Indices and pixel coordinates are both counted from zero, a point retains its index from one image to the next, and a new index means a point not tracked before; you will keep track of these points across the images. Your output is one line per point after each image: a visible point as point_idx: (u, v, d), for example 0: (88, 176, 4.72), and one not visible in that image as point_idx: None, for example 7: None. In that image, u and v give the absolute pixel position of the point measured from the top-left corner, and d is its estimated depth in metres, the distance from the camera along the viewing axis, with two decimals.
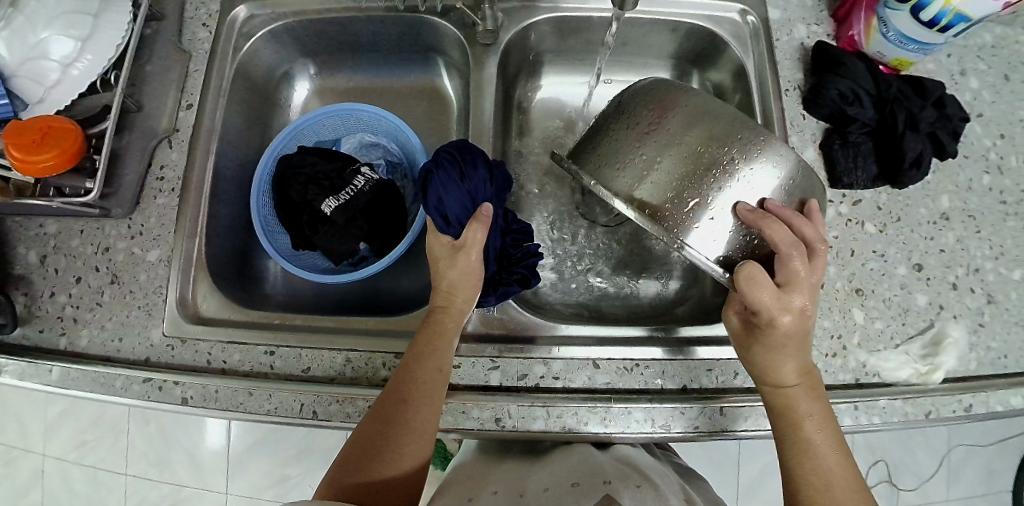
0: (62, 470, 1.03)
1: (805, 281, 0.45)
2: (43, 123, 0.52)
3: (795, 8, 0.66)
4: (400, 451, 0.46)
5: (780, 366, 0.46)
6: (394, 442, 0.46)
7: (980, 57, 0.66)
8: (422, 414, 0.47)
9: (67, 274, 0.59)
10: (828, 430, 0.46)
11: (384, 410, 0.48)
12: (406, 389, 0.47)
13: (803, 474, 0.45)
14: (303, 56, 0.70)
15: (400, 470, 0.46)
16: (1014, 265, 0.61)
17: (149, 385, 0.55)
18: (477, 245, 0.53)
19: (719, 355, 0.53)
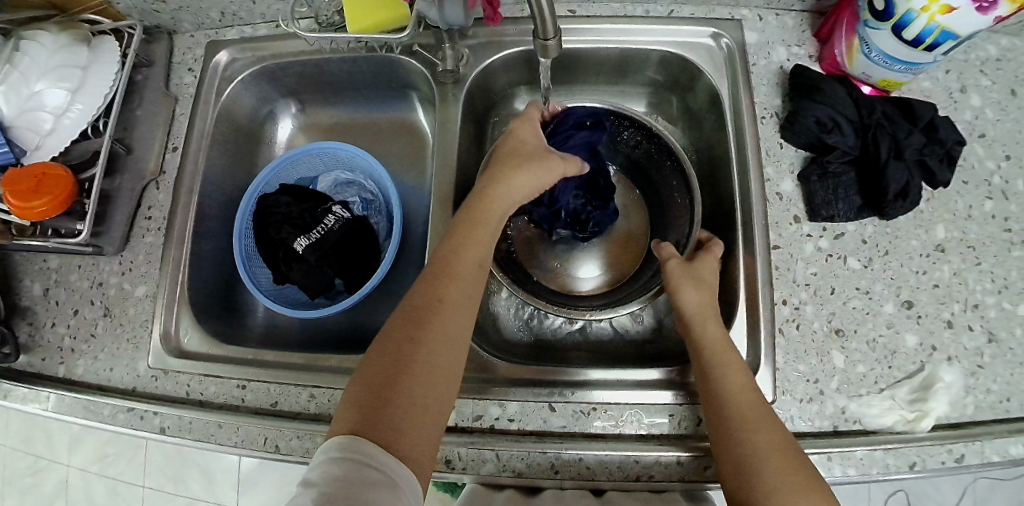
0: (86, 479, 1.11)
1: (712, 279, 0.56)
2: (38, 170, 0.56)
3: (773, 30, 0.63)
4: (419, 371, 0.43)
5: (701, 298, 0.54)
6: (411, 365, 0.43)
7: (983, 72, 0.61)
8: (444, 336, 0.45)
9: (66, 306, 0.64)
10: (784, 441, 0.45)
11: (397, 334, 0.45)
12: (429, 307, 0.46)
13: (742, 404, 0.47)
14: (285, 96, 0.73)
15: (418, 397, 0.42)
16: (1019, 300, 0.56)
17: (132, 414, 0.59)
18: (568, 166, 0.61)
19: (684, 401, 0.52)
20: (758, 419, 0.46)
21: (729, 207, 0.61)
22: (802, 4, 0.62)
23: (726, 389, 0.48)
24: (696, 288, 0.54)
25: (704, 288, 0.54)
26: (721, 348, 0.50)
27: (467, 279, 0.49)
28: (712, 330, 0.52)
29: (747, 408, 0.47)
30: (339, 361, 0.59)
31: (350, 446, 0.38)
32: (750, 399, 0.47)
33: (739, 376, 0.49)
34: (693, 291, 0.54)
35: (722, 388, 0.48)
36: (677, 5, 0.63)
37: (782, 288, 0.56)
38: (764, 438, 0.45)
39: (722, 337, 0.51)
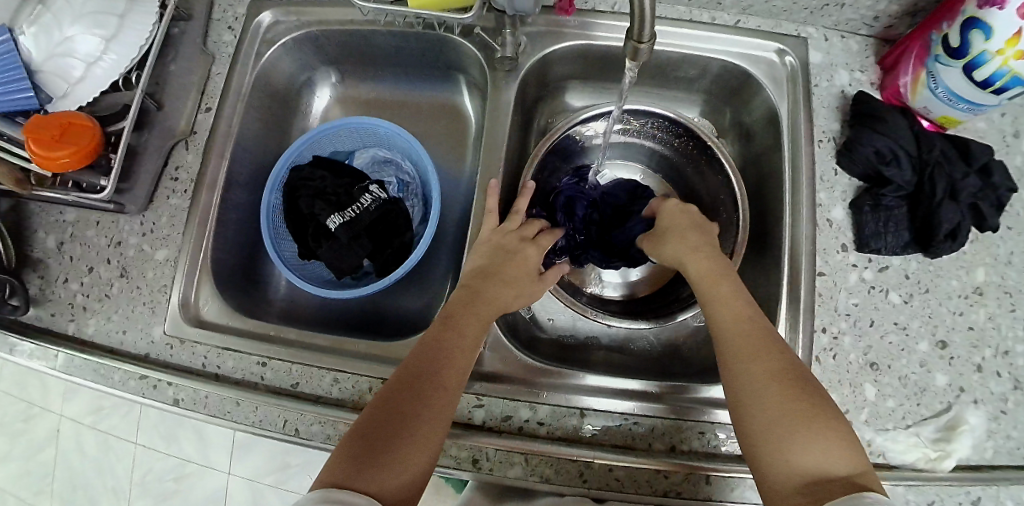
0: (78, 431, 1.09)
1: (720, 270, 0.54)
2: (64, 119, 0.53)
3: (838, 53, 0.62)
4: (405, 425, 0.45)
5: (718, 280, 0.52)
6: (399, 419, 0.45)
7: None
8: (434, 389, 0.47)
9: (80, 262, 0.61)
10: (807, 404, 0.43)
11: (387, 390, 0.47)
12: (419, 363, 0.48)
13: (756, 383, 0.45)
14: (326, 64, 0.71)
15: (406, 448, 0.44)
16: None
17: (145, 382, 0.57)
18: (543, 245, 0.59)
19: (716, 419, 0.52)
20: (775, 380, 0.45)
21: (774, 227, 0.61)
22: (869, 29, 0.61)
23: (740, 362, 0.46)
24: (670, 241, 0.58)
25: (698, 250, 0.55)
26: (734, 327, 0.49)
27: (458, 332, 0.51)
28: (727, 313, 0.50)
29: (762, 370, 0.45)
30: (365, 347, 0.57)
31: (330, 497, 0.39)
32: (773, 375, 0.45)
33: (750, 341, 0.47)
34: (668, 245, 0.58)
35: (736, 360, 0.47)
36: (743, 15, 0.63)
37: (823, 315, 0.56)
38: (781, 400, 0.44)
39: (740, 315, 0.49)
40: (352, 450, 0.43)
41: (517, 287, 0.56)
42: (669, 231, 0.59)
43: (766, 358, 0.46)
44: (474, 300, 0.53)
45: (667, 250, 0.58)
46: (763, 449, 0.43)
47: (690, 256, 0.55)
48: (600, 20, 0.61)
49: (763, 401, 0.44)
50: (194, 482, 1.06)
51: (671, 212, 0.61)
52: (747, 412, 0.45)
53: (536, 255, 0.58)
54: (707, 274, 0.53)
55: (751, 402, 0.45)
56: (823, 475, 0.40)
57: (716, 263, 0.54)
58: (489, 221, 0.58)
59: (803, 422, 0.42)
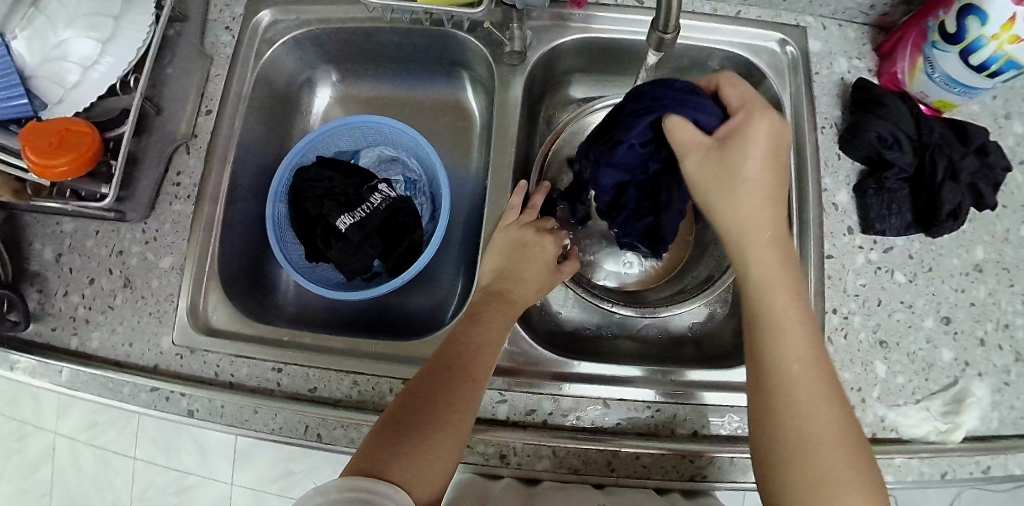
0: (74, 448, 1.06)
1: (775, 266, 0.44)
2: (61, 125, 0.51)
3: (836, 41, 0.64)
4: (434, 429, 0.44)
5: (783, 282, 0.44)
6: (430, 426, 0.44)
7: None
8: (464, 396, 0.46)
9: (82, 274, 0.60)
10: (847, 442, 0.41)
11: (415, 390, 0.46)
12: (449, 366, 0.48)
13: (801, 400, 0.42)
14: (326, 63, 0.70)
15: (434, 455, 0.43)
16: None
17: (156, 394, 0.55)
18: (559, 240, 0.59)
19: (706, 401, 0.53)
20: (838, 438, 0.41)
21: None
22: (865, 18, 0.63)
23: (806, 408, 0.41)
24: (740, 203, 0.43)
25: (769, 240, 0.44)
26: (801, 364, 0.42)
27: (485, 336, 0.50)
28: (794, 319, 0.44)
29: (823, 422, 0.41)
30: (382, 347, 0.56)
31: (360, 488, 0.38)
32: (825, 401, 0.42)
33: (816, 386, 0.42)
34: (734, 207, 0.44)
35: (799, 405, 0.41)
36: (743, 6, 0.64)
37: (833, 297, 0.57)
38: (841, 461, 0.40)
39: (810, 353, 0.42)
40: (380, 450, 0.42)
41: (536, 282, 0.56)
42: (735, 175, 0.43)
43: (827, 408, 0.41)
44: (498, 299, 0.53)
45: (728, 215, 0.44)
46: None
47: (759, 236, 0.43)
48: (600, 13, 0.61)
49: (821, 459, 0.40)
50: (197, 493, 1.03)
51: (756, 140, 0.43)
52: (801, 465, 0.40)
53: (553, 246, 0.58)
54: (778, 278, 0.43)
55: (806, 452, 0.40)
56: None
57: (788, 265, 0.44)
58: (510, 216, 0.58)
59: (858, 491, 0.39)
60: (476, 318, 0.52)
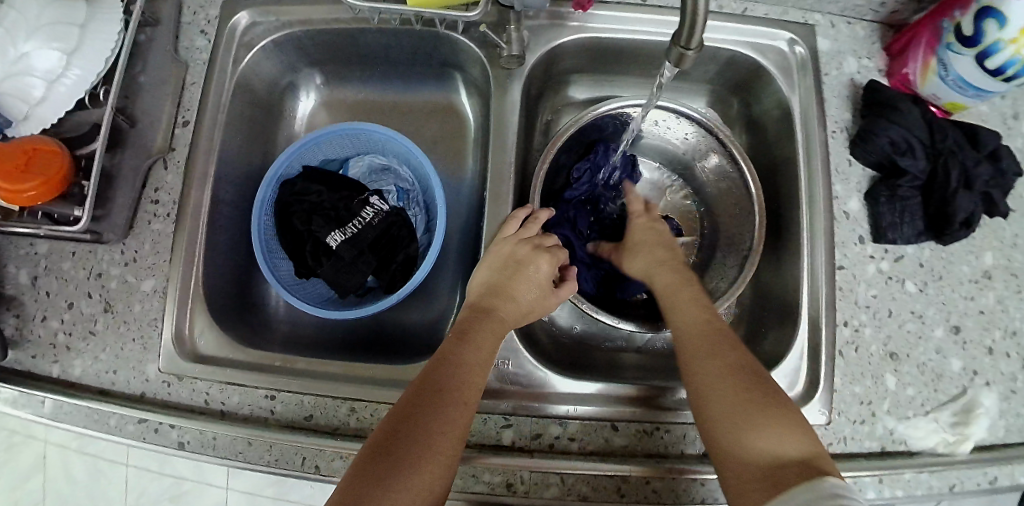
0: (63, 458, 1.04)
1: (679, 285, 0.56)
2: (28, 147, 0.48)
3: (845, 39, 0.61)
4: (417, 458, 0.41)
5: (676, 282, 0.56)
6: (414, 454, 0.41)
7: None
8: (451, 420, 0.44)
9: (59, 298, 0.57)
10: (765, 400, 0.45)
11: (398, 417, 0.44)
12: (436, 389, 0.45)
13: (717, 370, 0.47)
14: (309, 66, 0.66)
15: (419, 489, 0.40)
16: None
17: (144, 426, 0.53)
18: (550, 260, 0.56)
19: None
20: (729, 373, 0.47)
21: (791, 220, 0.60)
22: (875, 15, 0.60)
23: (700, 357, 0.49)
24: (639, 253, 0.61)
25: (666, 266, 0.58)
26: (694, 328, 0.51)
27: (474, 356, 0.48)
28: (694, 320, 0.52)
29: (719, 365, 0.47)
30: (380, 372, 0.53)
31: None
32: (741, 373, 0.47)
33: (709, 341, 0.49)
34: (637, 259, 0.61)
35: (696, 355, 0.49)
36: (750, 3, 0.61)
37: (843, 309, 0.56)
38: (744, 403, 0.45)
39: (702, 317, 0.52)
40: (360, 488, 0.39)
41: (526, 303, 0.54)
42: (638, 242, 0.62)
43: (722, 354, 0.48)
44: (487, 318, 0.51)
45: (639, 263, 0.61)
46: (723, 436, 0.44)
47: (658, 267, 0.59)
48: (601, 12, 0.58)
49: (719, 392, 0.46)
50: (191, 500, 1.02)
51: (643, 224, 0.64)
52: (703, 401, 0.46)
53: (547, 267, 0.56)
54: (670, 283, 0.56)
55: (705, 389, 0.47)
56: (779, 458, 0.41)
57: (675, 273, 0.58)
58: (509, 228, 0.55)
59: (759, 412, 0.44)
60: (462, 337, 0.49)
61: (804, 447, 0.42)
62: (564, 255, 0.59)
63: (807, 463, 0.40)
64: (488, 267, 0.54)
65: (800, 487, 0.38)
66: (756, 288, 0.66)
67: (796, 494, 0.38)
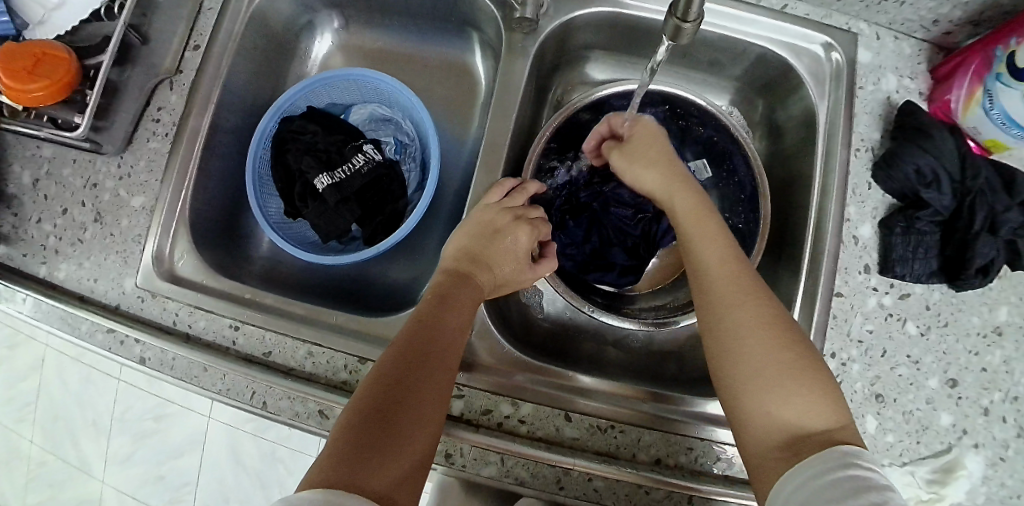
0: (62, 364, 1.09)
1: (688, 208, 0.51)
2: (36, 49, 0.48)
3: (888, 54, 0.57)
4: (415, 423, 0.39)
5: (688, 206, 0.51)
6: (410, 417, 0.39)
7: None
8: (437, 380, 0.42)
9: (55, 202, 0.58)
10: (791, 357, 0.41)
11: (384, 380, 0.41)
12: (421, 353, 0.43)
13: (735, 322, 0.43)
14: (329, 8, 0.66)
15: (415, 457, 0.38)
16: None
17: (112, 337, 0.53)
18: (530, 235, 0.54)
19: (661, 427, 0.50)
20: (758, 327, 0.42)
21: (796, 238, 0.57)
22: (926, 32, 0.56)
23: (727, 308, 0.44)
24: (651, 165, 0.54)
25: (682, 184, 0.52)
26: (720, 269, 0.46)
27: (458, 320, 0.46)
28: (713, 255, 0.47)
29: (745, 317, 0.43)
30: (344, 320, 0.53)
31: (334, 500, 0.31)
32: (765, 324, 0.42)
33: (737, 289, 0.44)
34: (644, 170, 0.54)
35: (720, 306, 0.44)
36: (791, 0, 0.58)
37: (833, 340, 0.52)
38: (769, 364, 0.41)
39: (726, 257, 0.47)
40: (354, 449, 0.36)
41: (502, 276, 0.53)
42: (640, 154, 0.55)
43: (751, 305, 0.43)
44: (462, 282, 0.50)
45: (648, 180, 0.54)
46: (747, 409, 0.41)
47: (677, 186, 0.52)
48: None
49: (743, 350, 0.42)
50: (174, 423, 1.05)
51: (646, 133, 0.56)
52: (727, 363, 0.42)
53: (526, 239, 0.54)
54: (692, 210, 0.50)
55: (728, 347, 0.43)
56: (802, 429, 0.38)
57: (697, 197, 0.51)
58: (493, 195, 0.54)
59: (788, 374, 0.40)
60: (443, 300, 0.48)
61: (831, 411, 0.39)
62: (547, 231, 0.57)
63: (831, 434, 0.38)
64: (463, 233, 0.53)
65: (817, 457, 0.36)
66: None
67: (807, 465, 0.36)
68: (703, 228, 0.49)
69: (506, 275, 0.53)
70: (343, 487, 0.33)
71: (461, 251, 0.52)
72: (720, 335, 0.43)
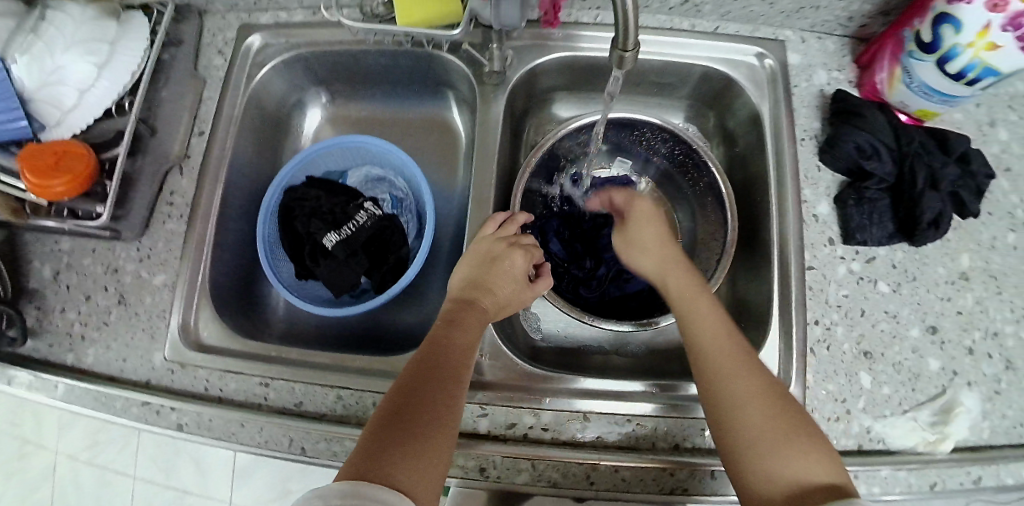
0: (74, 470, 1.08)
1: (688, 282, 0.56)
2: (59, 148, 0.54)
3: (815, 52, 0.65)
4: (431, 426, 0.42)
5: (678, 284, 0.57)
6: (432, 427, 0.42)
7: (1011, 108, 0.63)
8: (449, 391, 0.45)
9: (77, 292, 0.61)
10: (787, 416, 0.44)
11: (401, 392, 0.44)
12: (433, 367, 0.46)
13: (737, 388, 0.46)
14: (315, 85, 0.73)
15: (430, 459, 0.40)
16: None
17: (147, 408, 0.56)
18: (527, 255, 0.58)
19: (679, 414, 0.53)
20: (758, 391, 0.46)
21: (762, 224, 0.63)
22: (845, 29, 0.64)
23: (727, 378, 0.47)
24: (647, 253, 0.61)
25: (676, 271, 0.58)
26: (716, 336, 0.50)
27: (466, 338, 0.50)
28: (710, 327, 0.51)
29: (744, 383, 0.46)
30: (364, 362, 0.56)
31: (356, 493, 0.35)
32: (761, 389, 0.46)
33: (733, 356, 0.48)
34: (642, 256, 0.62)
35: (721, 377, 0.47)
36: (721, 22, 0.65)
37: (816, 308, 0.57)
38: (769, 424, 0.44)
39: (722, 327, 0.51)
40: (371, 448, 0.39)
41: (504, 298, 0.56)
42: (640, 238, 0.63)
43: (747, 371, 0.47)
44: (469, 308, 0.54)
45: (648, 255, 0.61)
46: (752, 464, 0.43)
47: (672, 267, 0.58)
48: (584, 31, 0.63)
49: (747, 410, 0.45)
50: None
51: (644, 213, 0.65)
52: (734, 419, 0.45)
53: (523, 262, 0.58)
54: (686, 288, 0.56)
55: (735, 411, 0.45)
56: (805, 483, 0.41)
57: (693, 277, 0.57)
58: (487, 228, 0.59)
59: (787, 434, 0.43)
60: (451, 323, 0.52)
61: (827, 466, 0.42)
62: (540, 253, 0.62)
63: (828, 486, 0.40)
64: (463, 265, 0.58)
65: None
66: (733, 290, 0.67)
67: None
68: (696, 301, 0.54)
69: (505, 299, 0.56)
70: (369, 483, 0.36)
71: (461, 278, 0.57)
72: (722, 398, 0.46)
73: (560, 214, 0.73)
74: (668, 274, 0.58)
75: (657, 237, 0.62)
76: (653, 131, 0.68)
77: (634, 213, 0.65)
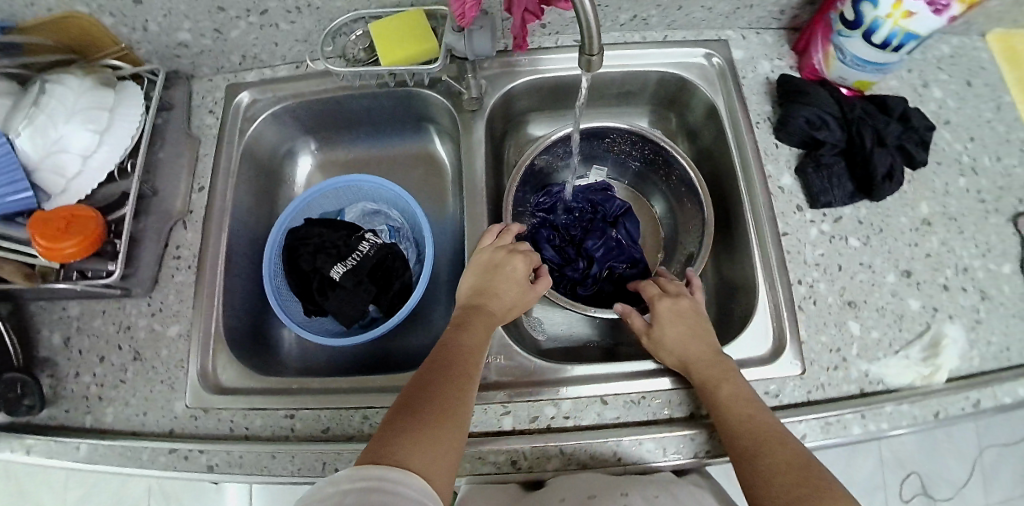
0: None
1: (716, 376, 0.53)
2: (67, 212, 0.56)
3: (756, 47, 0.73)
4: (442, 417, 0.45)
5: (699, 370, 0.54)
6: (442, 415, 0.45)
7: (942, 67, 0.72)
8: (459, 387, 0.48)
9: (91, 354, 0.62)
10: (811, 486, 0.42)
11: (415, 387, 0.48)
12: (443, 365, 0.50)
13: (761, 467, 0.45)
14: (304, 134, 0.78)
15: (442, 444, 0.43)
16: (1000, 260, 0.63)
17: (174, 455, 0.56)
18: (524, 259, 0.62)
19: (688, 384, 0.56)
20: (780, 466, 0.45)
21: (735, 204, 0.68)
22: (778, 23, 0.72)
23: (752, 459, 0.46)
24: (674, 346, 0.57)
25: (699, 352, 0.55)
26: (738, 416, 0.49)
27: (475, 340, 0.53)
28: (738, 411, 0.50)
29: (766, 460, 0.45)
30: (382, 380, 0.59)
31: (371, 469, 0.37)
32: (787, 466, 0.44)
33: (757, 435, 0.47)
34: (671, 351, 0.57)
35: (746, 457, 0.46)
36: (669, 31, 0.73)
37: (796, 269, 0.62)
38: (791, 498, 0.42)
39: (745, 406, 0.50)
40: (388, 433, 0.42)
41: (510, 299, 0.60)
42: (669, 336, 0.58)
43: (771, 450, 0.46)
44: (477, 312, 0.57)
45: (676, 351, 0.56)
46: None
47: (703, 358, 0.55)
48: (547, 56, 0.70)
49: (767, 486, 0.44)
50: None
51: (670, 314, 0.60)
52: (758, 495, 0.44)
53: (523, 266, 0.62)
54: (705, 363, 0.54)
55: (756, 485, 0.45)
56: None
57: (716, 359, 0.55)
58: (486, 239, 0.63)
59: (807, 500, 0.41)
60: (460, 327, 0.55)
61: None
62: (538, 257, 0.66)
63: None
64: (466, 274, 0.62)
65: None
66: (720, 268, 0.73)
67: None
68: (716, 381, 0.52)
69: (506, 307, 0.59)
70: (383, 461, 0.39)
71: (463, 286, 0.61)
72: (747, 474, 0.46)
73: (548, 223, 0.78)
74: (693, 364, 0.54)
75: (678, 330, 0.58)
76: (624, 138, 0.74)
77: (659, 316, 0.60)
